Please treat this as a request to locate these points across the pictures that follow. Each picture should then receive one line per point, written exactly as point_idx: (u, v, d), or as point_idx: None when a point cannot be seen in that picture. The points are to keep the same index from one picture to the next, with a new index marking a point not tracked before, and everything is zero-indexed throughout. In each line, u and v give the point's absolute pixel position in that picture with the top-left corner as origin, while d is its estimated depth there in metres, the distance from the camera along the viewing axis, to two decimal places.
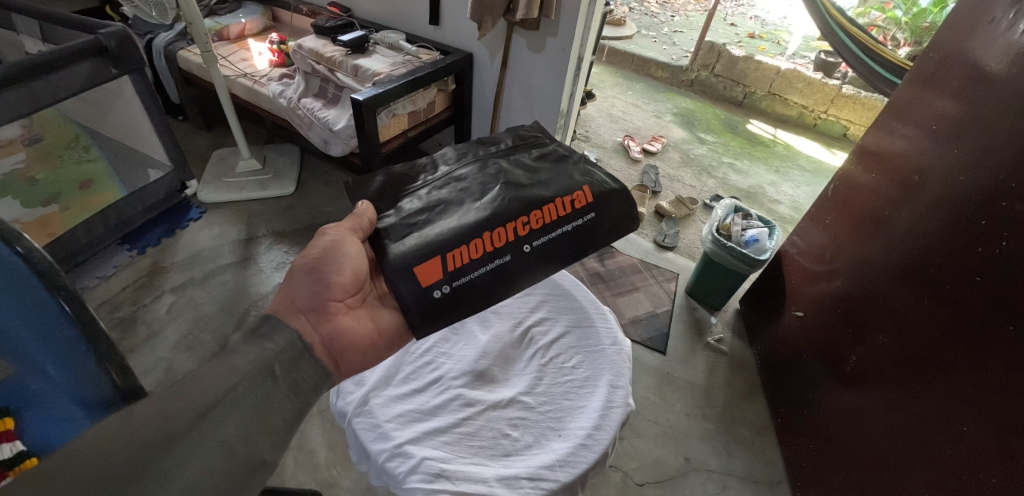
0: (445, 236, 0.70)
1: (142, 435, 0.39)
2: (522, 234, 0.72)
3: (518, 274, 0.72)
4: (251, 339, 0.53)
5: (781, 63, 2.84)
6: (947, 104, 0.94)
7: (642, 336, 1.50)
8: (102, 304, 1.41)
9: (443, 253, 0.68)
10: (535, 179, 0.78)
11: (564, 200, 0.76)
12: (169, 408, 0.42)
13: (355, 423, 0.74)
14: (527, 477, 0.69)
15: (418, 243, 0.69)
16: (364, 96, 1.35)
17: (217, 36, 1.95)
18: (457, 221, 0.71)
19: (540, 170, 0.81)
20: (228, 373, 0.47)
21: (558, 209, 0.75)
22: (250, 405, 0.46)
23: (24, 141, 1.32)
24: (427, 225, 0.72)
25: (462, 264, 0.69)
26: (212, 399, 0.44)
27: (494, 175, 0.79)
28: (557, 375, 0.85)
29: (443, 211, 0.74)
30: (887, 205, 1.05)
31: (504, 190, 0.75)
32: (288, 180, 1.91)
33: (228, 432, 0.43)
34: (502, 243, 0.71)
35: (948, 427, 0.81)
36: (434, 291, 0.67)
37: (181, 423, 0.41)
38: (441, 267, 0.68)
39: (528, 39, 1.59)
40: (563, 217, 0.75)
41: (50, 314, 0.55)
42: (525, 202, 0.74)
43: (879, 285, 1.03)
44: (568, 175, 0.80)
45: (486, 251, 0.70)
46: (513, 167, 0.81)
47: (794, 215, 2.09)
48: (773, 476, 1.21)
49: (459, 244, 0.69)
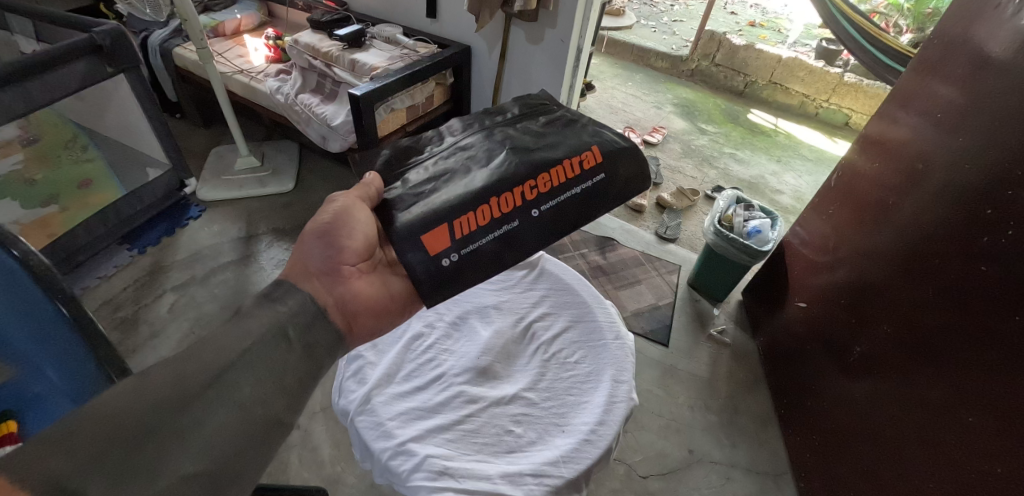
0: (453, 202, 0.69)
1: (158, 395, 0.38)
2: (529, 198, 0.71)
3: (527, 240, 0.71)
4: (264, 304, 0.53)
5: (783, 51, 2.81)
6: (952, 90, 0.93)
7: (644, 328, 1.50)
8: (104, 304, 1.41)
9: (450, 221, 0.68)
10: (543, 142, 0.77)
11: (573, 159, 0.75)
12: (183, 370, 0.41)
13: (358, 421, 0.74)
14: (532, 473, 0.69)
15: (426, 211, 0.68)
16: (361, 90, 1.33)
17: (213, 33, 1.93)
18: (465, 186, 0.71)
19: (548, 135, 0.80)
20: (243, 337, 0.47)
21: (566, 170, 0.74)
22: (265, 369, 0.45)
23: (23, 142, 1.31)
24: (434, 193, 0.71)
25: (470, 231, 0.68)
26: (225, 362, 0.43)
27: (500, 142, 0.78)
28: (560, 370, 0.85)
29: (449, 178, 0.73)
30: (892, 194, 1.04)
31: (511, 155, 0.74)
32: (287, 176, 1.90)
33: (243, 394, 0.42)
34: (510, 208, 0.70)
35: (953, 415, 0.81)
36: (443, 259, 0.67)
37: (196, 384, 0.40)
38: (450, 234, 0.67)
39: (527, 31, 1.57)
40: (570, 179, 0.74)
41: (48, 315, 0.54)
42: (533, 166, 0.73)
43: (882, 275, 1.02)
44: (575, 137, 0.79)
45: (494, 217, 0.69)
46: (520, 133, 0.80)
47: (797, 206, 2.08)
48: (777, 467, 1.21)
49: (466, 211, 0.68)
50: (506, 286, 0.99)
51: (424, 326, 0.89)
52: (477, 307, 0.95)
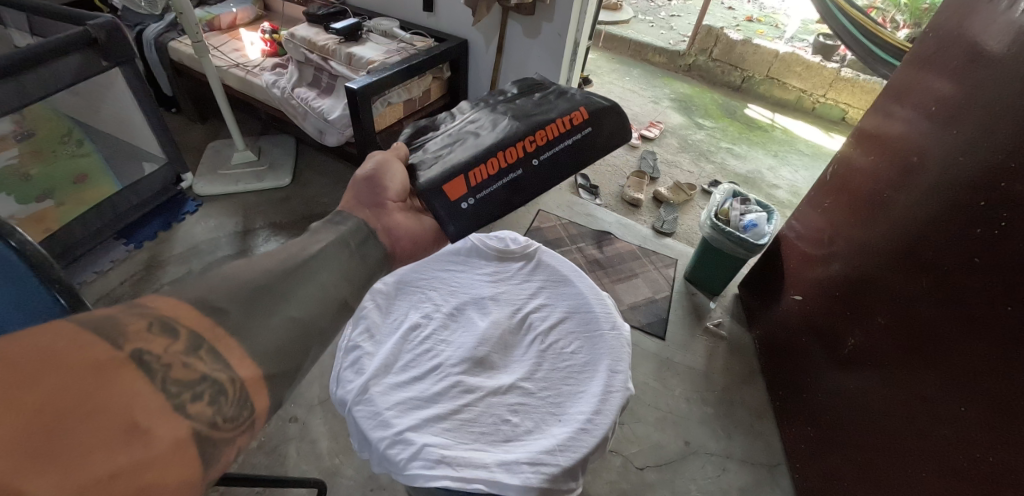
0: (466, 158, 0.70)
1: (262, 265, 0.43)
2: (529, 150, 0.72)
3: (531, 187, 0.73)
4: (328, 223, 0.56)
5: (780, 46, 2.81)
6: (945, 83, 0.94)
7: (641, 322, 1.51)
8: (101, 299, 1.41)
9: (465, 170, 0.69)
10: (537, 107, 0.78)
11: (565, 118, 0.75)
12: (276, 252, 0.46)
13: (355, 411, 0.74)
14: (528, 461, 0.70)
15: (443, 169, 0.69)
16: (358, 84, 1.33)
17: (208, 27, 1.92)
18: (473, 149, 0.71)
19: (541, 101, 0.80)
20: (315, 240, 0.51)
21: (559, 126, 0.75)
22: (337, 263, 0.50)
23: (17, 137, 1.35)
24: (448, 154, 0.72)
25: (482, 180, 0.69)
26: (305, 253, 0.48)
27: (502, 111, 0.78)
28: (556, 360, 0.85)
29: (462, 142, 0.73)
30: (887, 187, 1.05)
31: (512, 120, 0.74)
32: (284, 171, 1.90)
33: (326, 276, 0.47)
34: (513, 158, 0.71)
35: (945, 405, 0.82)
36: (461, 203, 0.68)
37: (290, 260, 0.45)
38: (465, 182, 0.69)
39: (524, 24, 1.56)
40: (563, 133, 0.75)
41: (47, 306, 0.54)
42: (530, 123, 0.73)
43: (878, 267, 1.03)
44: (563, 100, 0.80)
45: (501, 167, 0.70)
46: (519, 103, 0.80)
47: (793, 200, 2.09)
48: (772, 457, 1.23)
49: (478, 162, 0.69)
50: (504, 277, 1.00)
51: (421, 317, 0.90)
52: (474, 297, 0.96)
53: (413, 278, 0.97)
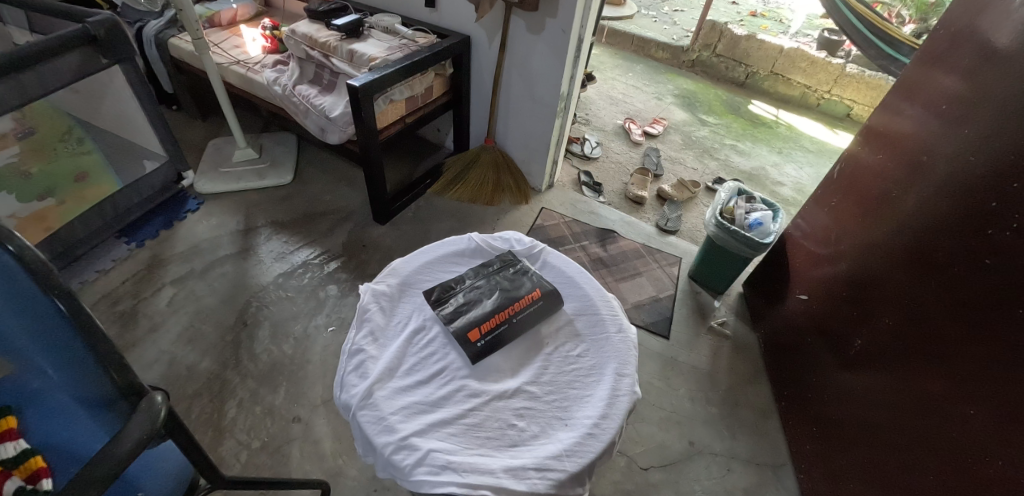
0: (480, 313, 0.87)
1: None
2: (504, 316, 0.87)
3: (506, 342, 0.85)
4: None
5: (785, 41, 2.78)
6: (957, 81, 0.92)
7: (645, 321, 1.50)
8: (102, 298, 1.40)
9: (479, 325, 0.85)
10: (514, 281, 0.93)
11: (533, 295, 0.90)
12: None
13: (360, 416, 0.74)
14: (534, 467, 0.69)
15: (462, 320, 0.86)
16: (359, 82, 1.31)
17: (208, 23, 1.90)
18: (447, 318, 0.87)
19: (513, 276, 0.95)
20: None
21: (524, 299, 0.89)
22: None
23: (17, 135, 1.32)
24: (464, 310, 0.88)
25: (489, 329, 0.85)
26: None
27: (489, 285, 0.93)
28: (563, 364, 0.84)
29: (446, 303, 0.90)
30: (895, 186, 1.03)
31: (495, 295, 0.90)
32: (286, 169, 1.88)
33: None
34: (492, 323, 0.85)
35: (954, 408, 0.81)
36: (478, 341, 0.83)
37: None
38: (479, 334, 0.84)
39: (527, 20, 1.54)
40: (523, 306, 0.89)
41: (27, 315, 0.50)
42: (507, 296, 0.90)
43: (886, 266, 1.01)
44: (528, 277, 0.94)
45: (495, 321, 0.86)
46: (500, 279, 0.94)
47: (798, 198, 2.07)
48: (777, 458, 1.22)
49: (484, 318, 0.86)
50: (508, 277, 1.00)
51: (425, 321, 0.88)
52: None
53: (417, 281, 0.97)
